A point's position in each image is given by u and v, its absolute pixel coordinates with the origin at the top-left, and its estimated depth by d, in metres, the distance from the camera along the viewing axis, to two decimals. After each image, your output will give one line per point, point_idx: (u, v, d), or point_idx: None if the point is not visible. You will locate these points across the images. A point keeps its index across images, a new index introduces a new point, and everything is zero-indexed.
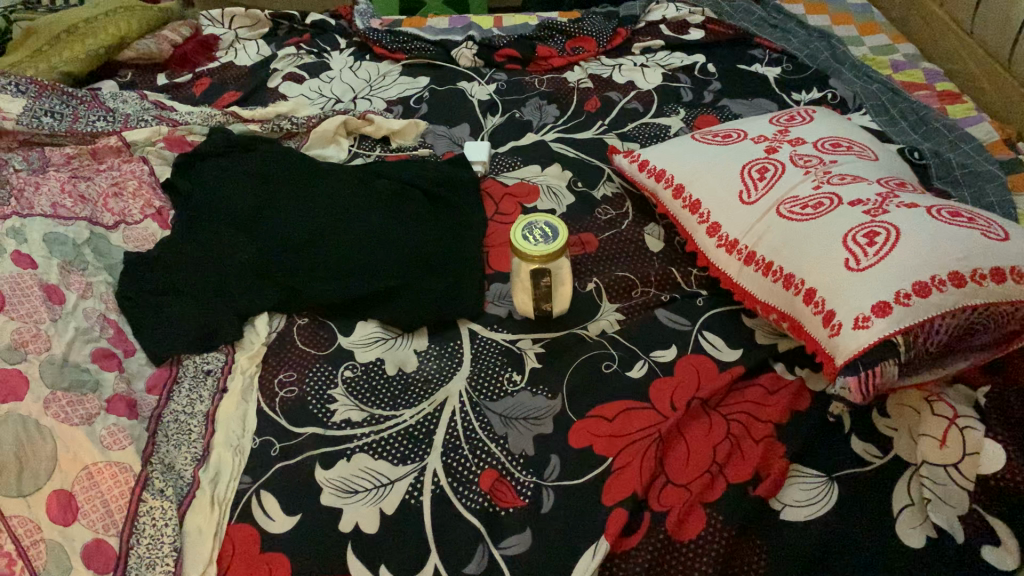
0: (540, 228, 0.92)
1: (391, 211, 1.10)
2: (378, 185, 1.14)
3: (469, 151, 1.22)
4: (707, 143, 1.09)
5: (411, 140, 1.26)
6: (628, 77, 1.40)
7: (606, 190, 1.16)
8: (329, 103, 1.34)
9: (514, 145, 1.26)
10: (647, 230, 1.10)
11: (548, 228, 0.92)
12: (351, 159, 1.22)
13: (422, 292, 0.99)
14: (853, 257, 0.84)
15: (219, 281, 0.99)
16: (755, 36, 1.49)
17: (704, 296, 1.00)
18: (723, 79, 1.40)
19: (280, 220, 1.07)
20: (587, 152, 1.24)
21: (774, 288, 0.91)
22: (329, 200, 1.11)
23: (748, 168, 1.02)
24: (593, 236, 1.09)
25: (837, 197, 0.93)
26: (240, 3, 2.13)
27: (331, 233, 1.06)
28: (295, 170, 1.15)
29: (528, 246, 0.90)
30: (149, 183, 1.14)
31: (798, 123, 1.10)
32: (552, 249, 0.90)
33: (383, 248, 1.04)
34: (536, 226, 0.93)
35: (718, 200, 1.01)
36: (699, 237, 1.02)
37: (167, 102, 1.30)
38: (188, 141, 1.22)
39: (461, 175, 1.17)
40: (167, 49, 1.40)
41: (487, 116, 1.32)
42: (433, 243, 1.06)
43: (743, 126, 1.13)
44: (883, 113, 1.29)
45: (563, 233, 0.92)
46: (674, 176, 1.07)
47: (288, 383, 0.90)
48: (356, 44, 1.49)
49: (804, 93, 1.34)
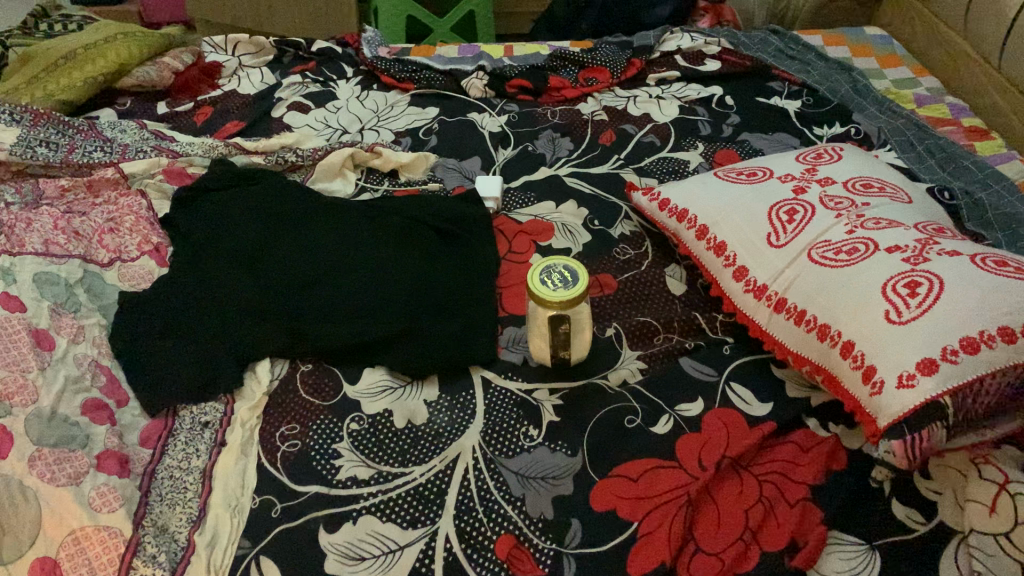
0: (560, 272, 0.88)
1: (399, 250, 1.05)
2: (386, 222, 1.09)
3: (479, 187, 1.17)
4: (731, 182, 1.05)
5: (420, 174, 1.21)
6: (644, 109, 1.36)
7: (624, 229, 1.11)
8: (334, 133, 1.29)
9: (526, 180, 1.21)
10: (668, 271, 1.05)
11: (568, 273, 0.88)
12: (358, 194, 1.17)
13: (433, 336, 0.94)
14: (894, 308, 0.79)
15: (220, 323, 0.94)
16: (774, 68, 1.45)
17: (730, 343, 0.95)
18: (742, 112, 1.35)
19: (285, 259, 1.02)
20: (603, 187, 1.19)
21: (807, 339, 0.86)
22: (335, 238, 1.06)
23: (776, 210, 0.97)
24: (611, 277, 1.04)
25: (872, 242, 0.88)
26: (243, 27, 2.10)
27: (339, 274, 1.01)
28: (300, 207, 1.11)
29: (546, 291, 0.86)
30: (146, 218, 1.09)
31: (826, 161, 1.05)
32: (572, 295, 0.85)
33: (392, 290, 0.99)
34: (555, 270, 0.88)
35: (745, 242, 0.96)
36: (725, 281, 0.97)
37: (167, 132, 1.25)
38: (188, 174, 1.16)
39: (472, 211, 1.12)
40: (167, 77, 1.35)
41: (498, 148, 1.27)
42: (443, 286, 1.01)
43: (768, 163, 1.08)
44: (909, 149, 1.24)
45: (584, 278, 0.87)
46: (696, 216, 1.02)
47: (290, 436, 0.85)
48: (363, 73, 1.45)
49: (826, 128, 1.30)
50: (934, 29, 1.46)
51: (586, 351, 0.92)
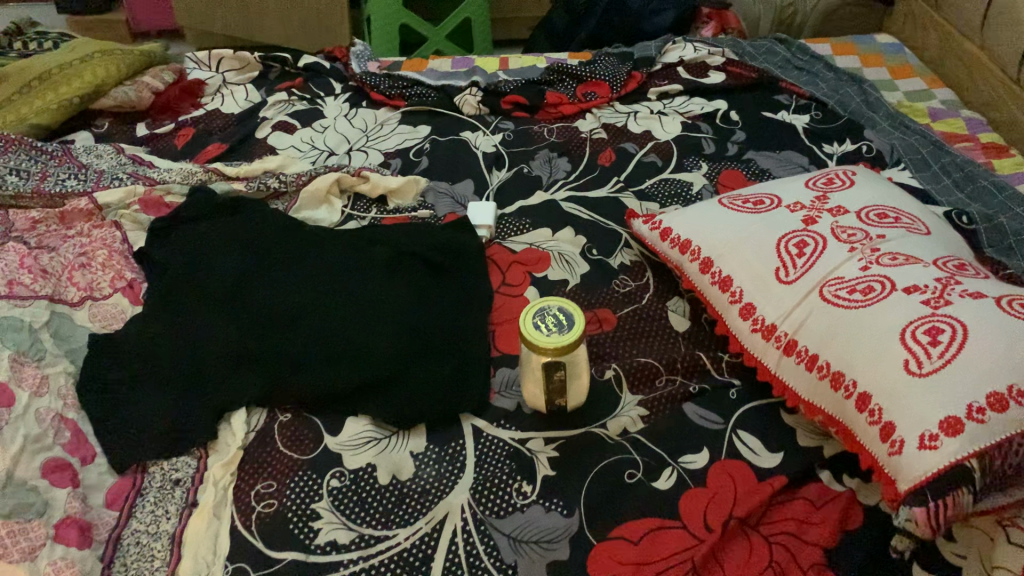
0: (554, 315, 0.82)
1: (387, 286, 0.99)
2: (373, 255, 1.03)
3: (471, 214, 1.11)
4: (737, 210, 0.99)
5: (410, 200, 1.15)
6: (645, 126, 1.30)
7: (623, 258, 1.06)
8: (321, 156, 1.24)
9: (521, 205, 1.15)
10: (671, 305, 0.99)
11: (564, 316, 0.82)
12: (344, 223, 1.11)
13: (421, 381, 0.88)
14: (915, 357, 0.73)
15: (194, 370, 0.89)
16: (781, 80, 1.39)
17: (737, 386, 0.89)
18: (747, 128, 1.29)
19: (265, 299, 0.97)
20: (602, 213, 1.13)
21: (820, 386, 0.81)
22: (318, 274, 1.00)
23: (785, 242, 0.91)
24: (610, 312, 0.98)
25: (889, 281, 0.82)
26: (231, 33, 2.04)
27: (321, 313, 0.95)
28: (283, 239, 1.05)
29: (540, 337, 0.80)
30: (120, 252, 1.03)
31: (837, 188, 0.99)
32: (567, 341, 0.79)
33: (377, 330, 0.93)
34: (550, 313, 0.82)
35: (753, 277, 0.91)
36: (731, 319, 0.91)
37: (145, 156, 1.19)
38: (166, 203, 1.11)
39: (464, 242, 1.07)
40: (147, 97, 1.29)
41: (492, 170, 1.22)
42: (432, 326, 0.95)
43: (775, 189, 1.02)
44: (923, 168, 1.18)
45: (581, 323, 0.81)
46: (700, 248, 0.96)
47: (267, 495, 0.80)
48: (352, 88, 1.39)
49: (836, 145, 1.24)
50: (948, 37, 1.39)
51: (584, 395, 0.86)
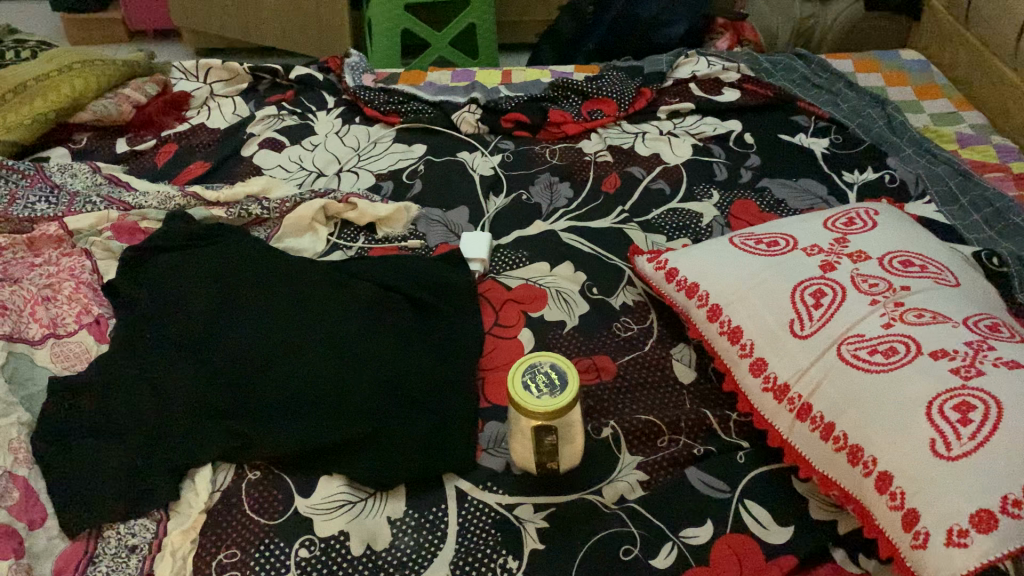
0: (546, 372, 0.75)
1: (370, 324, 0.91)
2: (357, 289, 0.96)
3: (465, 246, 1.04)
4: (748, 252, 0.91)
5: (401, 227, 1.08)
6: (653, 148, 1.23)
7: (626, 298, 0.98)
8: (308, 177, 1.17)
9: (518, 236, 1.08)
10: (675, 352, 0.92)
11: (556, 374, 0.75)
12: (329, 253, 1.04)
13: (401, 437, 0.81)
14: (942, 437, 0.66)
15: (159, 418, 0.82)
16: (799, 100, 1.31)
17: (745, 448, 0.82)
18: (762, 152, 1.22)
19: (238, 337, 0.89)
20: (605, 246, 1.05)
21: (837, 459, 0.73)
22: (297, 308, 0.93)
23: (801, 292, 0.84)
24: (610, 360, 0.91)
25: (914, 343, 0.75)
26: (230, 34, 1.97)
27: (296, 354, 0.87)
28: (262, 269, 0.98)
29: (528, 398, 0.73)
30: (88, 284, 0.97)
31: (857, 229, 0.92)
32: (557, 405, 0.73)
33: (357, 376, 0.86)
34: (541, 369, 0.76)
35: (765, 330, 0.83)
36: (741, 375, 0.84)
37: (123, 176, 1.13)
38: (141, 229, 1.04)
39: (455, 278, 0.99)
40: (127, 111, 1.23)
41: (488, 196, 1.14)
42: (416, 369, 0.87)
43: (790, 228, 0.95)
44: (951, 201, 1.10)
45: (574, 383, 0.74)
46: (708, 293, 0.89)
47: (229, 566, 0.73)
48: (345, 102, 1.32)
49: (857, 173, 1.17)
50: (978, 55, 1.31)
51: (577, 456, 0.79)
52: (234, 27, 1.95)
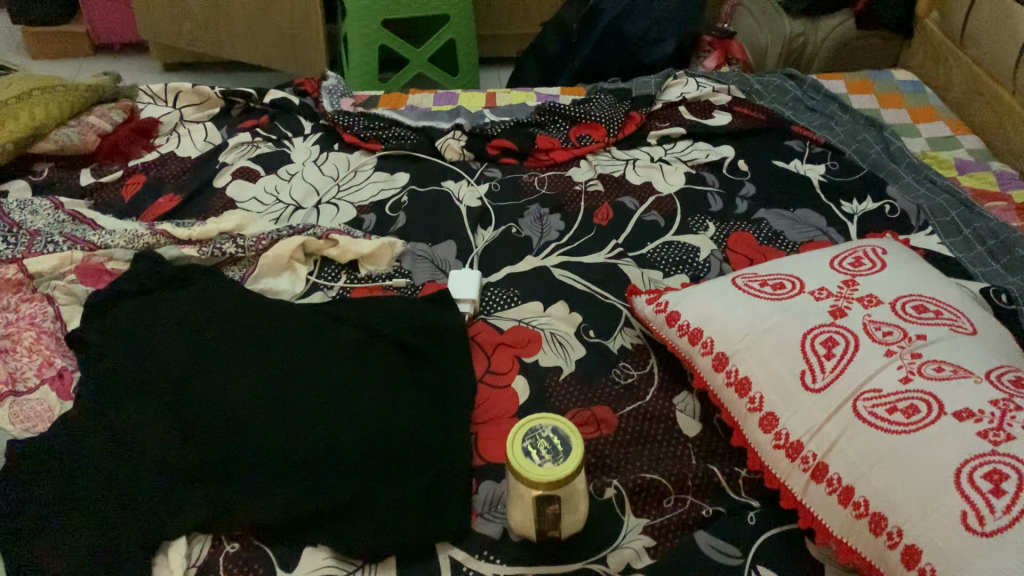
0: (547, 437, 0.70)
1: (354, 373, 0.85)
2: (339, 336, 0.90)
3: (453, 285, 0.98)
4: (753, 294, 0.87)
5: (385, 265, 1.02)
6: (645, 176, 1.18)
7: (624, 341, 0.93)
8: (285, 210, 1.11)
9: (509, 272, 1.02)
10: (677, 401, 0.87)
11: (558, 439, 0.70)
12: (309, 295, 0.99)
13: (393, 503, 0.76)
14: (974, 510, 0.62)
15: (127, 482, 0.76)
16: (794, 124, 1.28)
17: (756, 508, 0.78)
18: (758, 180, 1.18)
19: (212, 389, 0.82)
20: (600, 283, 1.01)
21: (857, 527, 0.69)
22: (275, 356, 0.87)
23: (812, 340, 0.80)
24: (610, 410, 0.86)
25: (936, 401, 0.71)
26: (201, 48, 1.90)
27: (277, 408, 0.81)
28: (238, 314, 0.91)
29: (530, 467, 0.68)
30: (50, 335, 0.91)
31: (866, 271, 0.88)
32: (562, 474, 0.68)
33: (343, 431, 0.79)
34: (542, 434, 0.71)
35: (775, 382, 0.79)
36: (750, 430, 0.80)
37: (87, 212, 1.06)
38: (107, 271, 0.98)
39: (443, 321, 0.93)
40: (92, 140, 1.16)
41: (476, 229, 1.09)
42: (405, 425, 0.81)
43: (796, 268, 0.90)
44: (954, 233, 1.07)
45: (579, 448, 0.69)
46: (712, 340, 0.84)
47: None
48: (323, 127, 1.27)
49: (856, 202, 1.13)
50: (974, 77, 1.28)
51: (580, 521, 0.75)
52: (204, 41, 1.88)
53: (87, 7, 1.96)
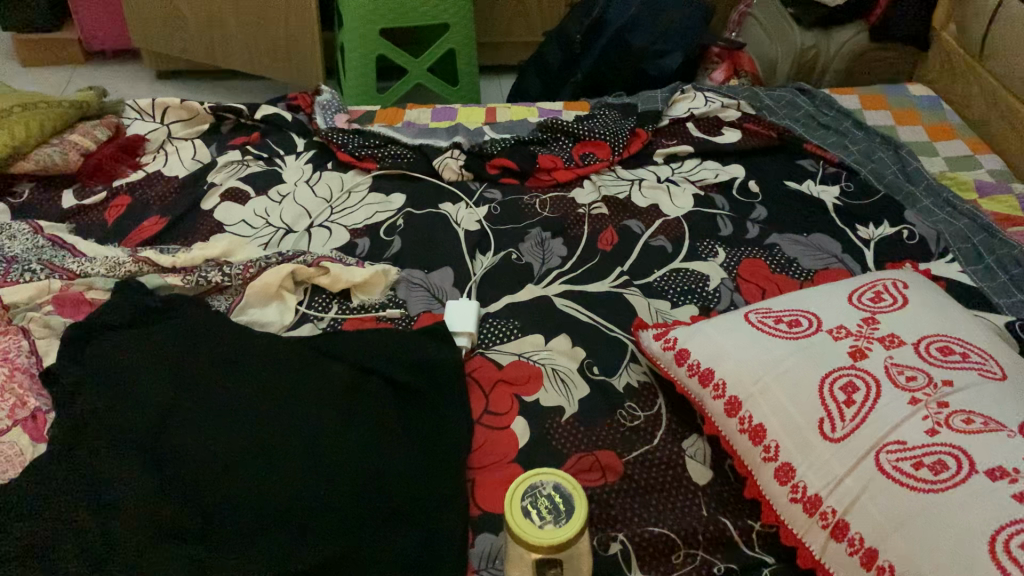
0: (548, 496, 0.66)
1: (343, 417, 0.81)
2: (329, 374, 0.85)
3: (450, 317, 0.93)
4: (767, 332, 0.82)
5: (379, 294, 0.97)
6: (652, 198, 1.14)
7: (630, 378, 0.88)
8: (276, 234, 1.06)
9: (508, 302, 0.98)
10: (686, 445, 0.82)
11: (560, 498, 0.66)
12: (299, 326, 0.94)
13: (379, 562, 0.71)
14: None
15: (100, 531, 0.71)
16: (806, 142, 1.23)
17: (771, 565, 0.73)
18: (770, 203, 1.13)
19: (192, 435, 0.78)
20: (604, 314, 0.96)
21: None
22: (259, 397, 0.82)
23: (831, 384, 0.75)
24: (615, 454, 0.81)
25: (966, 456, 0.66)
26: (195, 56, 1.85)
27: (261, 455, 0.76)
28: (221, 349, 0.87)
29: (533, 529, 0.64)
30: (23, 370, 0.86)
31: (886, 308, 0.83)
32: (567, 534, 0.63)
33: (330, 480, 0.75)
34: (543, 492, 0.66)
35: (791, 430, 0.74)
36: (764, 480, 0.75)
37: (67, 237, 1.02)
38: (87, 300, 0.93)
39: (439, 356, 0.88)
40: (74, 159, 1.12)
41: (474, 255, 1.04)
42: (395, 474, 0.77)
43: (812, 303, 0.85)
44: (976, 260, 1.02)
45: (583, 506, 0.65)
46: (724, 381, 0.79)
47: None
48: (316, 145, 1.22)
49: (873, 226, 1.08)
50: (994, 93, 1.23)
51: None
52: (198, 48, 1.83)
53: (78, 14, 1.91)
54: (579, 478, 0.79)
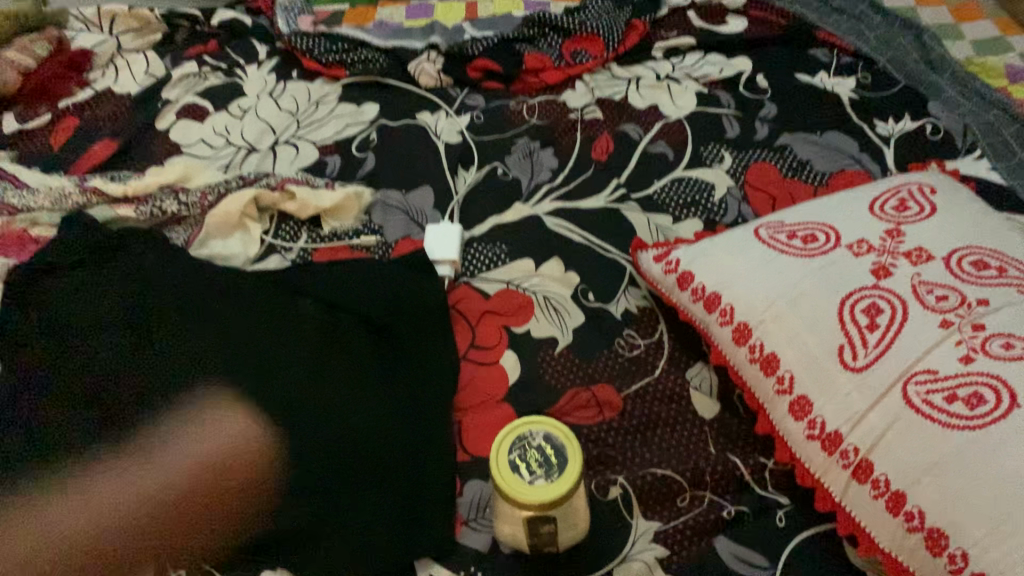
0: (538, 448, 0.60)
1: (312, 359, 0.73)
2: (296, 311, 0.77)
3: (430, 243, 0.85)
4: (779, 249, 0.74)
5: (352, 219, 0.89)
6: (652, 99, 1.03)
7: (628, 305, 0.81)
8: (237, 155, 0.97)
9: (495, 223, 0.89)
10: (691, 376, 0.75)
11: (553, 451, 0.59)
12: (265, 258, 0.86)
13: (359, 522, 0.65)
14: None
15: (51, 500, 0.64)
16: (818, 29, 1.11)
17: (786, 507, 0.67)
18: (779, 99, 1.02)
19: (146, 386, 0.71)
20: (599, 233, 0.87)
21: (910, 543, 0.59)
22: (217, 335, 0.74)
23: (851, 309, 0.67)
24: (614, 390, 0.74)
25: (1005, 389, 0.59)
26: None
27: (222, 408, 0.69)
28: (177, 285, 0.78)
29: (520, 486, 0.58)
30: None
31: (912, 217, 0.74)
32: (559, 495, 0.57)
33: (300, 433, 0.68)
34: (533, 444, 0.60)
35: (807, 361, 0.67)
36: (778, 415, 0.68)
37: (9, 168, 0.93)
38: (30, 238, 0.85)
39: (418, 288, 0.81)
40: (12, 80, 1.02)
41: (456, 170, 0.95)
42: (372, 421, 0.70)
43: (829, 214, 0.77)
44: (1006, 156, 0.92)
45: (577, 461, 0.59)
46: (732, 308, 0.72)
47: None
48: (280, 53, 1.11)
49: (892, 122, 0.98)
50: None
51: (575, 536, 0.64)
52: None
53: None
54: (575, 418, 0.73)
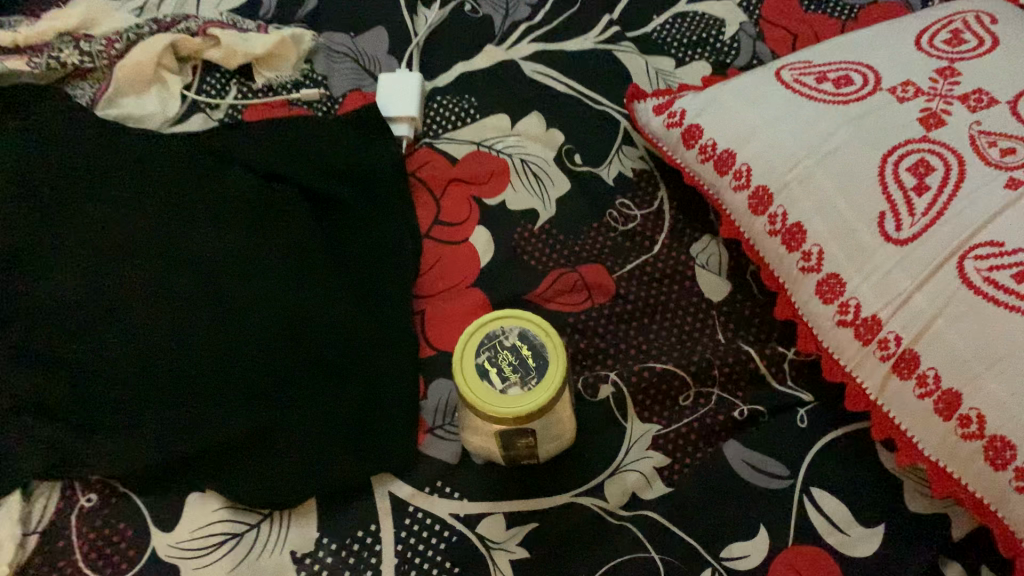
0: (511, 350, 0.48)
1: (236, 235, 0.60)
2: (217, 171, 0.63)
3: (383, 96, 0.70)
4: (806, 93, 0.60)
5: (291, 68, 0.74)
6: None
7: (623, 167, 0.68)
8: None
9: (462, 72, 0.74)
10: (696, 252, 0.63)
11: (531, 353, 0.48)
12: (188, 118, 0.72)
13: (300, 435, 0.55)
14: None
15: None
16: None
17: (808, 404, 0.57)
18: None
19: (32, 274, 0.57)
20: (587, 81, 0.73)
21: (963, 449, 0.49)
22: (124, 205, 0.60)
23: (897, 165, 0.55)
24: (604, 267, 0.63)
25: None
26: None
27: (129, 300, 0.56)
28: (62, 140, 0.62)
29: (489, 393, 0.47)
30: None
31: (969, 51, 0.60)
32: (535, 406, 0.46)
33: (224, 329, 0.56)
34: (506, 344, 0.48)
35: (840, 231, 0.55)
36: (802, 296, 0.57)
37: None
38: None
39: (370, 149, 0.67)
40: None
41: (416, 8, 0.78)
42: (312, 310, 0.58)
43: (866, 49, 0.63)
44: None
45: (560, 366, 0.48)
46: (748, 168, 0.59)
47: None
48: None
49: None
50: None
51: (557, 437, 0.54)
52: None
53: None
54: (558, 304, 0.62)
